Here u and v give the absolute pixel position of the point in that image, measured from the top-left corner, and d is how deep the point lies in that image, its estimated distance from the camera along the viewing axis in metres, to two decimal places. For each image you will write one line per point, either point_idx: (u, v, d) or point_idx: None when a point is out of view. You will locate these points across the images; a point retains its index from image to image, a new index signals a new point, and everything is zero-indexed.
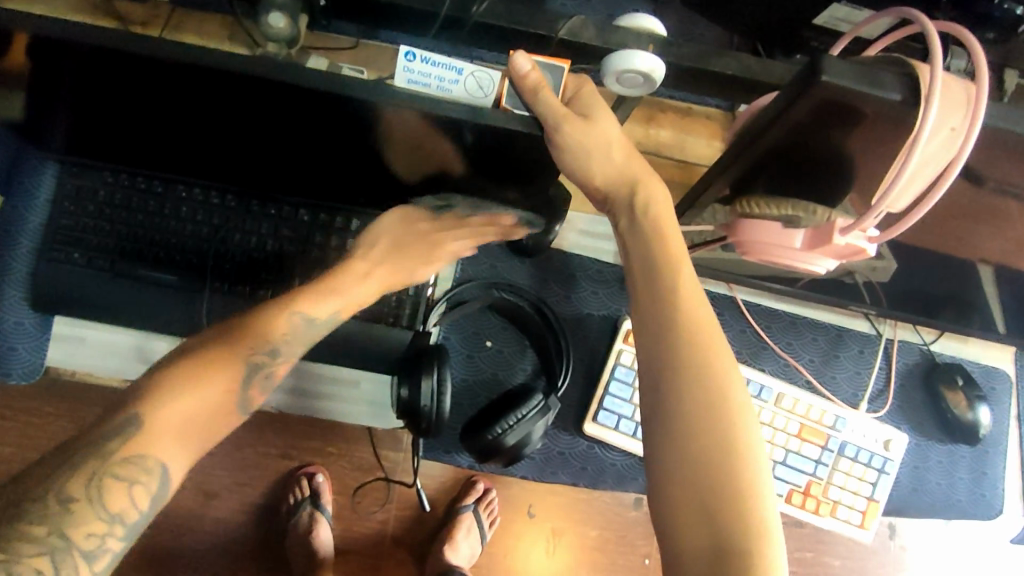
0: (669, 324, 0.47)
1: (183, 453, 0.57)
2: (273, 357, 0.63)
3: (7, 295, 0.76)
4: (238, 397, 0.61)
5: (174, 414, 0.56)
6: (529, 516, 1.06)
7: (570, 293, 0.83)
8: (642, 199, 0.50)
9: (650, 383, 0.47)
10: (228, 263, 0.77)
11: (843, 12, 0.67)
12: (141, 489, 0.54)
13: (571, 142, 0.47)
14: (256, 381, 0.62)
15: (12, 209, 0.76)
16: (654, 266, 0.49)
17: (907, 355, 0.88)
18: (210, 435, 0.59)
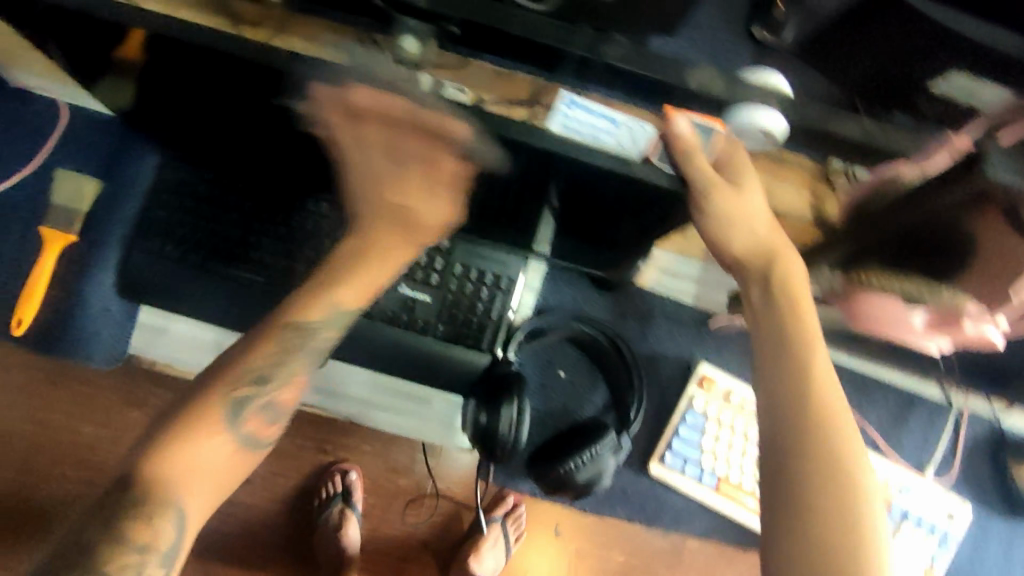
0: (796, 408, 0.47)
1: (203, 488, 0.52)
2: (274, 388, 0.58)
3: (100, 280, 0.78)
4: (235, 437, 0.55)
5: (192, 455, 0.52)
6: (557, 535, 0.94)
7: (646, 330, 0.83)
8: (778, 274, 0.51)
9: (771, 459, 0.47)
10: (315, 271, 0.76)
11: (962, 82, 0.63)
12: (162, 523, 0.50)
13: (717, 208, 0.48)
14: (249, 414, 0.56)
15: (112, 195, 0.79)
16: (787, 341, 0.49)
17: (977, 425, 0.87)
18: (227, 478, 0.54)
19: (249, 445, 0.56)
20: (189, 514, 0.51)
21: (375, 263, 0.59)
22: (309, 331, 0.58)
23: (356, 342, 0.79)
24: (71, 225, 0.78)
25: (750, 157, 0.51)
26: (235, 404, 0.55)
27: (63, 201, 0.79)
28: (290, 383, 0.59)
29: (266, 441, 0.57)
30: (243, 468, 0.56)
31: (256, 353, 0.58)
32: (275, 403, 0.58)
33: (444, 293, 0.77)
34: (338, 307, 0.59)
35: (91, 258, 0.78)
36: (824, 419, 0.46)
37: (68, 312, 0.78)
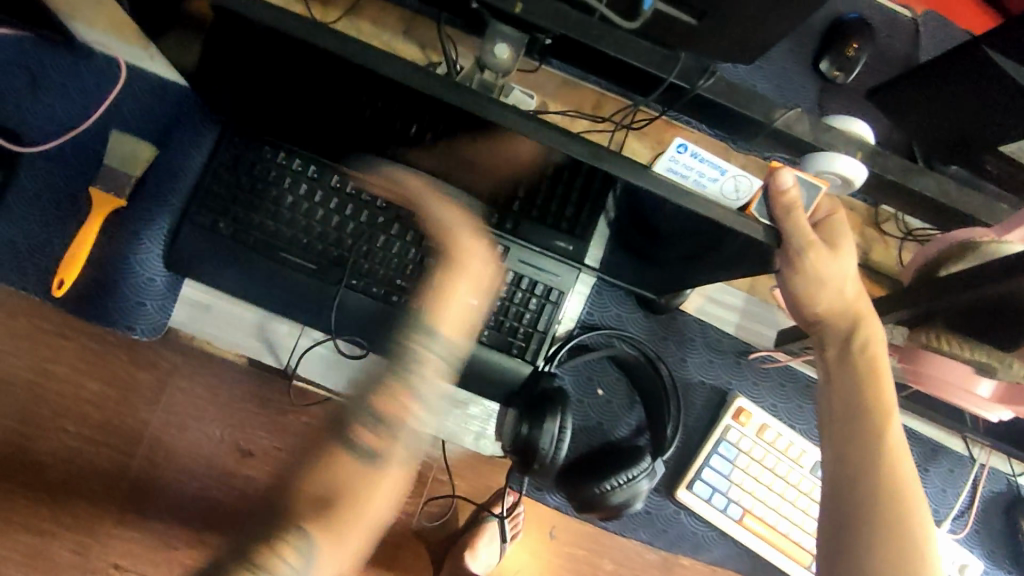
0: (865, 475, 0.51)
1: (325, 525, 0.48)
2: (374, 396, 0.50)
3: (147, 250, 0.77)
4: (348, 453, 0.49)
5: (311, 491, 0.49)
6: (550, 537, 0.95)
7: (685, 355, 0.83)
8: (858, 342, 0.55)
9: (842, 520, 0.51)
10: (369, 264, 0.76)
11: None
12: (283, 552, 0.46)
13: (808, 267, 0.50)
14: (357, 424, 0.50)
15: (165, 164, 0.78)
16: (861, 410, 0.54)
17: (995, 481, 0.88)
18: (351, 495, 0.49)
19: (365, 457, 0.49)
20: (317, 551, 0.47)
21: (466, 315, 0.54)
22: (409, 352, 0.51)
23: (397, 339, 0.78)
24: (120, 188, 0.76)
25: (845, 225, 0.53)
26: (339, 421, 0.50)
27: (115, 162, 0.76)
28: (397, 388, 0.50)
29: (387, 452, 0.50)
30: (377, 484, 0.50)
31: (382, 375, 0.51)
32: (382, 407, 0.50)
33: (492, 299, 0.76)
34: (437, 335, 0.51)
35: (138, 225, 0.77)
36: (896, 492, 0.50)
37: (111, 278, 0.77)
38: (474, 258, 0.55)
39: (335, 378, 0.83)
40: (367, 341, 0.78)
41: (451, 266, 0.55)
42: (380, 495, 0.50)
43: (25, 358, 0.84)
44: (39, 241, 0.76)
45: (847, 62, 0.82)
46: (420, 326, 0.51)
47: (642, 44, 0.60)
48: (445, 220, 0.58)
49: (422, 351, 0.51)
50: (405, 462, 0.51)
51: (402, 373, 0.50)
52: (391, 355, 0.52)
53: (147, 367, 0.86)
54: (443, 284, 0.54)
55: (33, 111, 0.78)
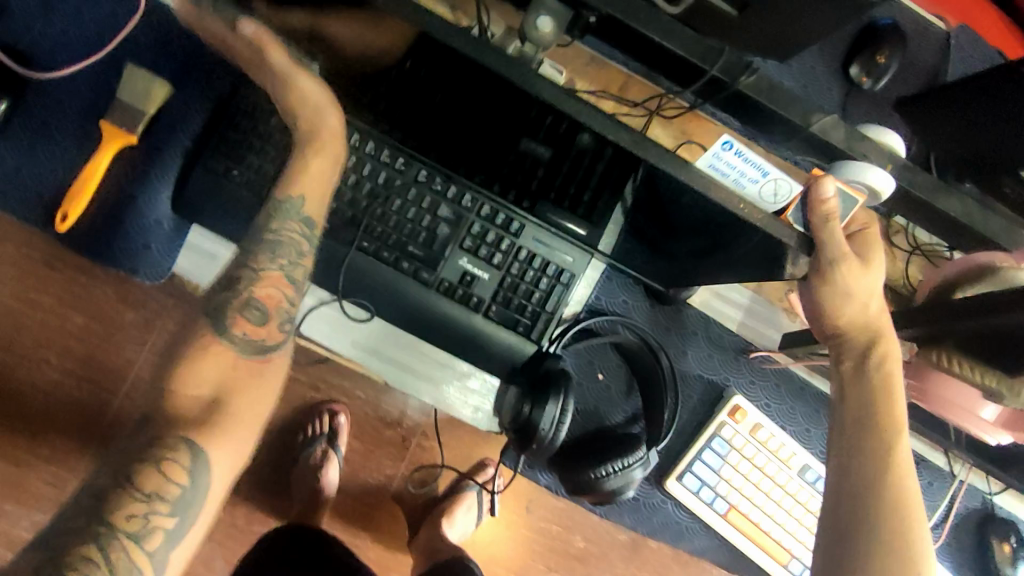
0: (873, 488, 0.52)
1: (214, 436, 0.54)
2: (249, 287, 0.59)
3: (158, 190, 0.76)
4: (227, 346, 0.57)
5: (192, 393, 0.55)
6: (525, 511, 0.95)
7: (687, 348, 0.84)
8: (876, 359, 0.55)
9: (850, 533, 0.52)
10: (382, 227, 0.74)
11: None
12: (175, 473, 0.51)
13: (837, 277, 0.51)
14: (236, 318, 0.58)
15: (182, 104, 0.75)
16: (871, 423, 0.54)
17: (971, 497, 0.90)
18: (235, 388, 0.57)
19: (252, 351, 0.59)
20: (206, 462, 0.53)
21: (314, 188, 0.62)
22: (278, 233, 0.61)
23: (399, 301, 0.77)
24: (133, 125, 0.73)
25: (876, 237, 0.53)
26: (214, 319, 0.58)
27: (128, 98, 0.74)
28: (269, 280, 0.60)
29: (269, 344, 0.60)
30: (265, 374, 0.59)
31: (249, 271, 0.60)
32: (259, 305, 0.59)
33: (502, 275, 0.76)
34: (296, 204, 0.61)
35: (151, 165, 0.75)
36: (900, 506, 0.51)
37: (119, 216, 0.76)
38: (331, 136, 0.61)
39: (343, 340, 0.83)
40: (372, 303, 0.79)
41: (313, 147, 0.61)
42: (262, 381, 0.59)
43: (10, 286, 0.82)
44: (43, 171, 0.74)
45: (878, 67, 0.81)
46: (287, 202, 0.61)
47: (687, 34, 0.58)
48: (309, 96, 0.58)
49: (288, 228, 0.61)
50: (286, 343, 0.62)
51: (271, 255, 0.61)
52: (258, 236, 0.61)
53: (135, 307, 0.85)
54: (305, 156, 0.61)
55: (45, 36, 0.74)
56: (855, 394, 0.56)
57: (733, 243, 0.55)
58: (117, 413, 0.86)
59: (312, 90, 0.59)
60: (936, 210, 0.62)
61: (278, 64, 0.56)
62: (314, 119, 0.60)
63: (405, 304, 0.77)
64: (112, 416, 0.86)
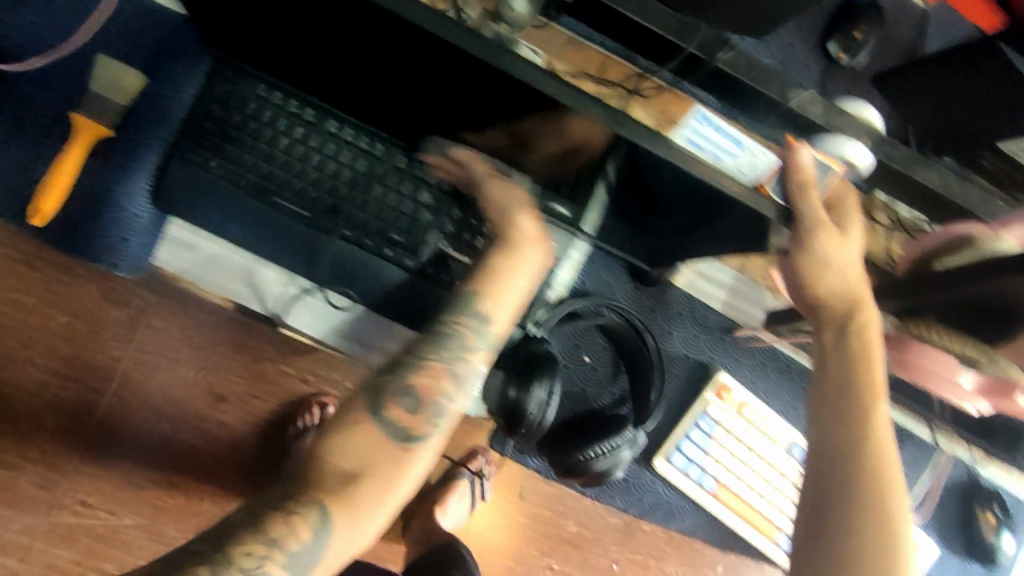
0: (854, 456, 0.51)
1: (343, 503, 0.50)
2: (407, 372, 0.57)
3: (133, 181, 0.74)
4: (380, 428, 0.54)
5: (337, 466, 0.52)
6: (518, 498, 0.96)
7: (671, 329, 0.84)
8: (856, 326, 0.54)
9: (825, 498, 0.50)
10: (362, 215, 0.74)
11: None
12: (298, 527, 0.49)
13: (817, 248, 0.51)
14: (390, 402, 0.55)
15: (154, 93, 0.74)
16: (852, 390, 0.53)
17: (956, 469, 0.91)
18: (375, 471, 0.53)
19: (400, 438, 0.54)
20: (330, 527, 0.50)
21: (515, 300, 0.60)
22: (448, 329, 0.58)
23: (384, 289, 0.78)
24: (106, 116, 0.72)
25: (855, 205, 0.53)
26: (370, 398, 0.55)
27: (100, 87, 0.71)
28: (427, 372, 0.57)
29: (418, 434, 0.55)
30: (406, 464, 0.54)
31: (413, 360, 0.58)
32: (416, 392, 0.56)
33: (485, 259, 0.76)
34: (476, 301, 0.59)
35: (124, 156, 0.74)
36: (879, 474, 0.50)
37: (95, 210, 0.75)
38: (526, 245, 0.60)
39: (326, 330, 0.83)
40: (359, 293, 0.79)
41: (509, 254, 0.59)
42: (405, 471, 0.54)
43: None
44: (15, 164, 0.73)
45: (854, 43, 0.81)
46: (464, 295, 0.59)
47: (663, 11, 0.58)
48: (503, 201, 0.61)
49: (463, 320, 0.58)
50: (437, 440, 0.56)
51: (437, 347, 0.58)
52: (431, 332, 0.59)
53: (119, 305, 0.86)
54: (510, 280, 0.59)
55: (14, 26, 0.72)
56: (836, 362, 0.54)
57: (711, 216, 0.56)
58: (103, 413, 0.86)
59: (500, 198, 0.61)
60: (913, 185, 0.62)
61: (497, 194, 0.62)
62: (508, 247, 0.59)
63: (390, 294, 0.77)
64: (99, 417, 0.86)
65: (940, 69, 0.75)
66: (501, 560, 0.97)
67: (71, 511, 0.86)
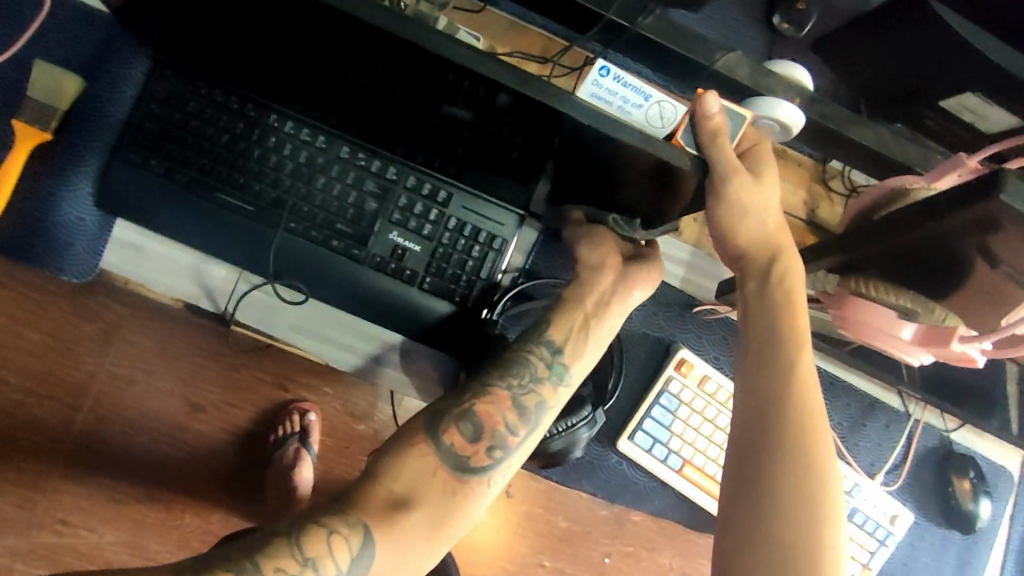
0: (780, 404, 0.52)
1: (390, 526, 0.55)
2: (471, 402, 0.63)
3: (76, 186, 0.73)
4: (440, 456, 0.60)
5: (390, 488, 0.57)
6: (508, 497, 0.97)
7: (630, 307, 0.83)
8: (777, 274, 0.55)
9: (750, 447, 0.52)
10: (307, 206, 0.74)
11: (973, 103, 0.70)
12: (339, 547, 0.53)
13: (732, 195, 0.51)
14: (453, 428, 0.61)
15: (93, 95, 0.74)
16: (776, 336, 0.54)
17: (928, 437, 0.90)
18: (425, 501, 0.58)
19: (457, 469, 0.61)
20: (373, 546, 0.54)
21: (600, 330, 0.69)
22: (523, 356, 0.67)
23: (334, 282, 0.76)
24: (45, 121, 0.72)
25: (769, 157, 0.54)
26: (432, 427, 0.61)
27: (40, 94, 0.73)
28: (494, 400, 0.64)
29: (473, 466, 0.61)
30: (456, 496, 0.60)
31: (480, 390, 0.65)
32: (476, 420, 0.63)
33: (434, 245, 0.76)
34: (553, 339, 0.68)
35: (65, 160, 0.73)
36: (801, 419, 0.51)
37: (40, 216, 0.74)
38: (609, 282, 0.69)
39: (280, 325, 0.82)
40: (308, 287, 0.77)
41: (588, 289, 0.69)
42: (458, 503, 0.60)
43: None
44: None
45: (799, 14, 0.78)
46: (536, 324, 0.69)
47: None
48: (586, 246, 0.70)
49: (537, 347, 0.67)
50: (490, 475, 0.62)
51: (507, 377, 0.65)
52: (504, 360, 0.66)
53: (92, 320, 0.86)
54: (573, 316, 0.69)
55: None
56: (761, 312, 0.55)
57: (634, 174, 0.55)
58: (79, 429, 0.87)
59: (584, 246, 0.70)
60: (849, 143, 0.62)
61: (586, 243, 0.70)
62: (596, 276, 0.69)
63: (341, 285, 0.76)
64: (77, 433, 0.87)
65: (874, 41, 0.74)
66: (496, 562, 0.99)
67: (51, 529, 0.87)
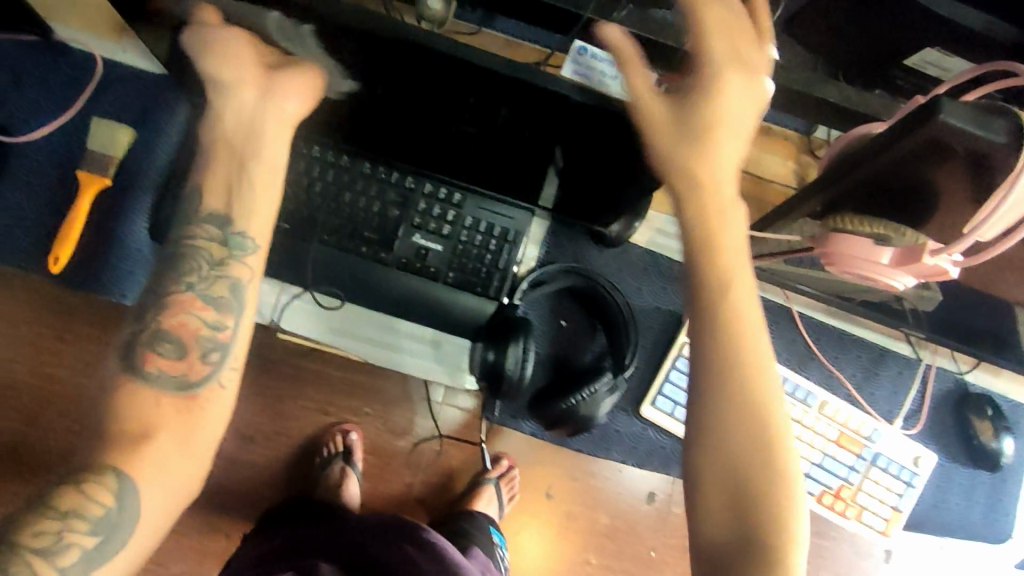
0: (718, 320, 0.50)
1: (129, 457, 0.52)
2: (160, 319, 0.57)
3: (133, 221, 0.85)
4: (151, 389, 0.55)
5: (119, 423, 0.54)
6: (546, 498, 1.02)
7: (641, 285, 0.90)
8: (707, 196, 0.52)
9: (700, 368, 0.50)
10: (337, 219, 0.82)
11: (934, 57, 0.75)
12: (95, 493, 0.51)
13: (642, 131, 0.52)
14: (151, 356, 0.56)
15: (143, 144, 0.86)
16: (709, 250, 0.51)
17: (941, 381, 0.94)
18: (163, 427, 0.54)
19: (178, 389, 0.56)
20: (129, 486, 0.52)
21: (265, 175, 0.59)
22: (188, 249, 0.59)
23: (367, 285, 0.86)
24: (106, 169, 0.84)
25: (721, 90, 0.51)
26: (126, 357, 0.56)
27: (99, 147, 0.84)
28: (179, 307, 0.57)
29: (192, 378, 0.57)
30: (192, 412, 0.56)
31: (159, 300, 0.58)
32: (173, 337, 0.57)
33: (454, 243, 0.83)
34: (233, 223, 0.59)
35: (123, 202, 0.85)
36: (742, 336, 0.50)
37: (101, 253, 0.84)
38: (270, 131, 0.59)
39: (321, 330, 0.90)
40: (344, 291, 0.87)
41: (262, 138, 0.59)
42: (188, 420, 0.55)
43: None
44: (32, 230, 0.84)
45: None
46: (205, 208, 0.59)
47: None
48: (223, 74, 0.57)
49: (201, 226, 0.59)
50: (216, 382, 0.57)
51: (187, 275, 0.58)
52: (173, 257, 0.59)
53: None
54: (241, 178, 0.59)
55: (21, 107, 0.85)
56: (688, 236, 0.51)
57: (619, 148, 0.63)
58: None
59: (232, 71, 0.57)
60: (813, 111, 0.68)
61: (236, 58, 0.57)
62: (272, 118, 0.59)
63: (375, 288, 0.86)
64: None
65: (852, 18, 0.77)
66: (548, 563, 1.02)
67: None
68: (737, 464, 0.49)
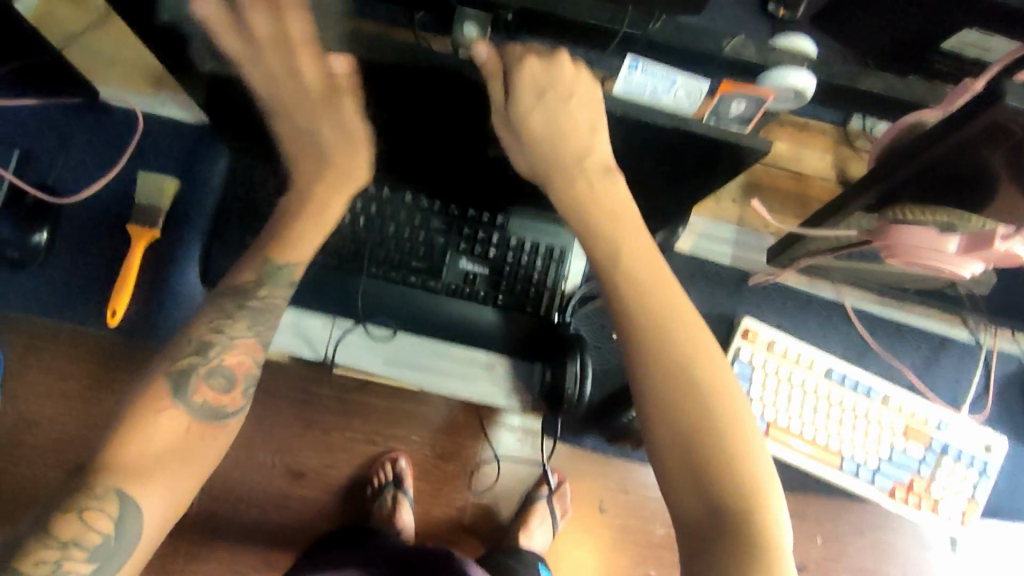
0: (635, 302, 0.54)
1: (135, 476, 0.51)
2: (215, 355, 0.58)
3: (184, 269, 0.86)
4: (184, 412, 0.55)
5: (132, 450, 0.52)
6: (602, 513, 1.01)
7: (692, 290, 0.90)
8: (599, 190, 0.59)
9: (634, 348, 0.52)
10: (383, 251, 0.82)
11: (975, 39, 0.74)
12: (97, 519, 0.50)
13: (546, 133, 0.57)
14: (198, 384, 0.57)
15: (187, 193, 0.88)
16: (616, 248, 0.57)
17: (1005, 364, 0.92)
18: (174, 450, 0.53)
19: (208, 418, 0.56)
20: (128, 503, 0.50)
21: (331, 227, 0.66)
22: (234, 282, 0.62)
23: (418, 315, 0.85)
24: (154, 220, 0.85)
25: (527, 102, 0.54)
26: (174, 384, 0.56)
27: (144, 199, 0.86)
28: (237, 347, 0.60)
29: (227, 410, 0.57)
30: (210, 443, 0.56)
31: (217, 337, 0.59)
32: (226, 371, 0.58)
33: (500, 265, 0.83)
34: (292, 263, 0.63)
35: (171, 252, 0.87)
36: (663, 315, 0.53)
37: (150, 301, 0.86)
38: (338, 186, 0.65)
39: (376, 361, 0.89)
40: (395, 322, 0.86)
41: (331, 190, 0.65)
42: (211, 447, 0.56)
43: (85, 413, 0.92)
44: (80, 285, 0.86)
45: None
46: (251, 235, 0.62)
47: None
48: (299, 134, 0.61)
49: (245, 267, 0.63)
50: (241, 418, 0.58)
51: (245, 321, 0.61)
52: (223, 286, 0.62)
53: None
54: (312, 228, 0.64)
55: (67, 168, 0.87)
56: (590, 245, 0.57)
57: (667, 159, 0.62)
58: None
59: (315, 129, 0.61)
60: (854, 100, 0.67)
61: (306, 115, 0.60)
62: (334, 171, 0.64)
63: (426, 320, 0.86)
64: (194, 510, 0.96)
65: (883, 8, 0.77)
66: None
67: None
68: (694, 436, 0.50)
